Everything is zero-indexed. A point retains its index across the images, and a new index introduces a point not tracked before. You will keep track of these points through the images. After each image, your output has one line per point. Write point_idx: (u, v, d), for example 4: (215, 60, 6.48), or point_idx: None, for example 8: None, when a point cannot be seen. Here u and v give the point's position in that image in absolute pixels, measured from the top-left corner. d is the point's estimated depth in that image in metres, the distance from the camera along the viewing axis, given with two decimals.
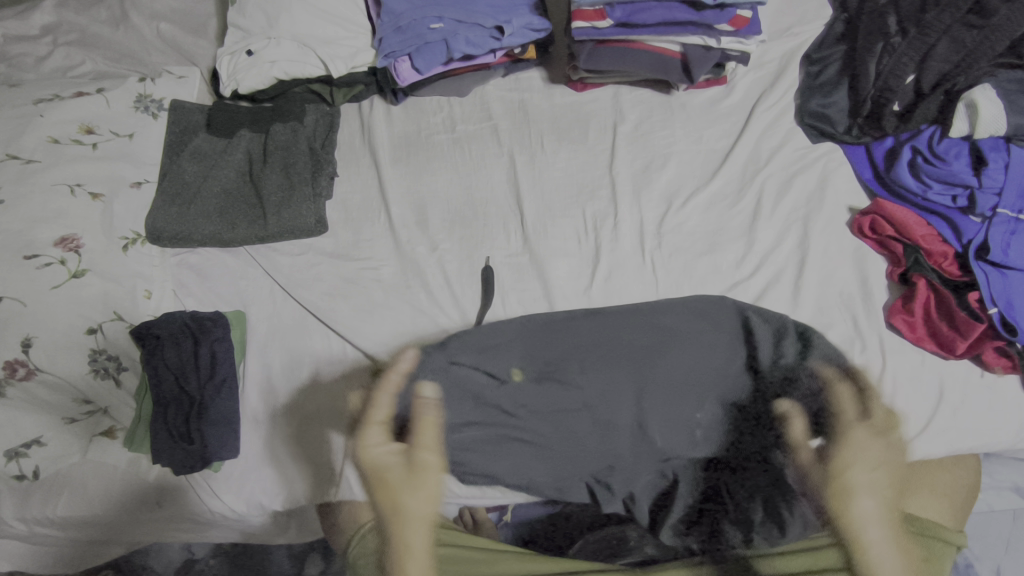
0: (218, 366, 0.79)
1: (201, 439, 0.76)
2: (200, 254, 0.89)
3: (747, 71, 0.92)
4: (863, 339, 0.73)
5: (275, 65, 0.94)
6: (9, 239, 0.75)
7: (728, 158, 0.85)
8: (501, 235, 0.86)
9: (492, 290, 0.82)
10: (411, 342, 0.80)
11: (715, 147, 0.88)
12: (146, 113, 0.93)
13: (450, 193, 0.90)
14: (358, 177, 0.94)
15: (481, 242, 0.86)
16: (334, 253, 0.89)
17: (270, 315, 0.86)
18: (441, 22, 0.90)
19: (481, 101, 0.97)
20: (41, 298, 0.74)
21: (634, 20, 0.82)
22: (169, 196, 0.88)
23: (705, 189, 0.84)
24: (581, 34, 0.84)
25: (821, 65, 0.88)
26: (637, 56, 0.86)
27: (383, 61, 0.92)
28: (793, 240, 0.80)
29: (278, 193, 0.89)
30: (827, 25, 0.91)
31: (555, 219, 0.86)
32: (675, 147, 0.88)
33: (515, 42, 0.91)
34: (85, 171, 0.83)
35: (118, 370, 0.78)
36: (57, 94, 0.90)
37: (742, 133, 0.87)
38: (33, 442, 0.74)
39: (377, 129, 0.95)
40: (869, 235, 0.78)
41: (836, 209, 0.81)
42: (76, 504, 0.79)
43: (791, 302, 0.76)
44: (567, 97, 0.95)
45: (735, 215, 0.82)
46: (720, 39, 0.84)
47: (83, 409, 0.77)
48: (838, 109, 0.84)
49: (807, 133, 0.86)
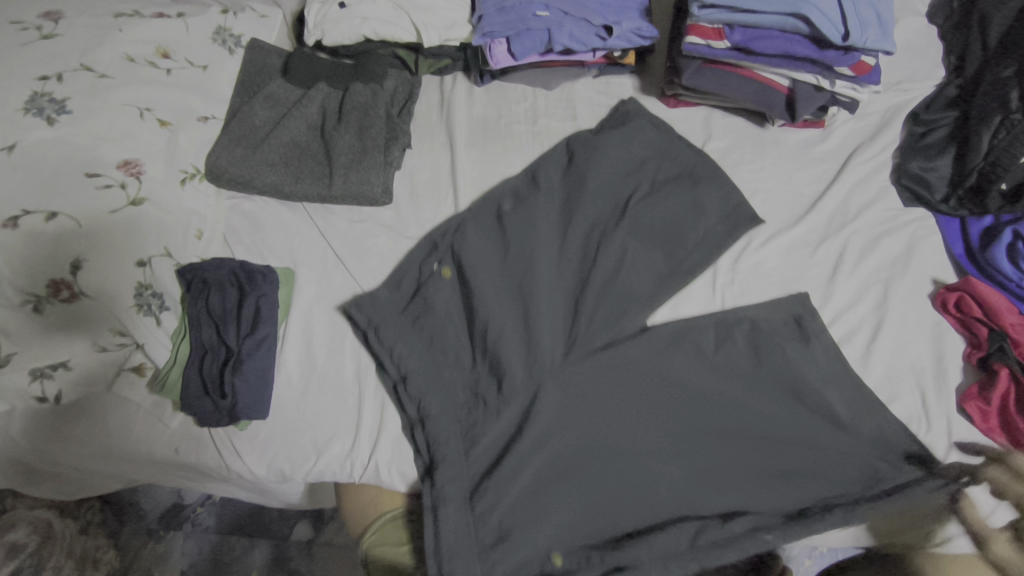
0: (261, 322, 0.76)
1: (233, 394, 0.72)
2: (245, 197, 0.89)
3: (847, 119, 0.89)
4: (930, 419, 0.71)
5: (366, 22, 0.92)
6: (74, 153, 0.73)
7: (843, 270, 0.79)
8: (565, 279, 0.80)
9: (547, 318, 0.77)
10: (440, 390, 0.75)
11: (823, 257, 0.81)
12: (223, 47, 0.92)
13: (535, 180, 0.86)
14: (430, 153, 0.91)
15: (542, 283, 0.78)
16: (394, 226, 0.86)
17: (320, 278, 0.83)
18: (547, 11, 0.86)
19: (567, 98, 0.94)
20: (96, 220, 0.71)
21: (753, 47, 0.77)
22: (235, 137, 0.86)
23: (786, 234, 0.82)
24: (692, 50, 0.79)
25: (928, 127, 0.86)
26: (743, 83, 0.82)
27: (480, 40, 0.87)
28: (870, 303, 0.78)
29: (349, 155, 0.86)
30: (940, 86, 0.88)
31: (640, 254, 0.81)
32: (777, 240, 0.82)
33: (620, 46, 0.87)
34: (156, 96, 0.82)
35: (160, 309, 0.75)
36: (137, 10, 0.89)
37: (863, 253, 0.80)
38: (60, 365, 0.71)
39: (457, 109, 0.93)
40: (952, 311, 0.75)
41: (919, 278, 0.78)
42: (129, 449, 0.76)
43: (859, 367, 0.74)
44: (658, 111, 0.92)
45: (815, 265, 0.80)
46: (835, 81, 0.80)
47: (116, 340, 0.73)
48: (939, 175, 0.83)
49: (902, 194, 0.83)
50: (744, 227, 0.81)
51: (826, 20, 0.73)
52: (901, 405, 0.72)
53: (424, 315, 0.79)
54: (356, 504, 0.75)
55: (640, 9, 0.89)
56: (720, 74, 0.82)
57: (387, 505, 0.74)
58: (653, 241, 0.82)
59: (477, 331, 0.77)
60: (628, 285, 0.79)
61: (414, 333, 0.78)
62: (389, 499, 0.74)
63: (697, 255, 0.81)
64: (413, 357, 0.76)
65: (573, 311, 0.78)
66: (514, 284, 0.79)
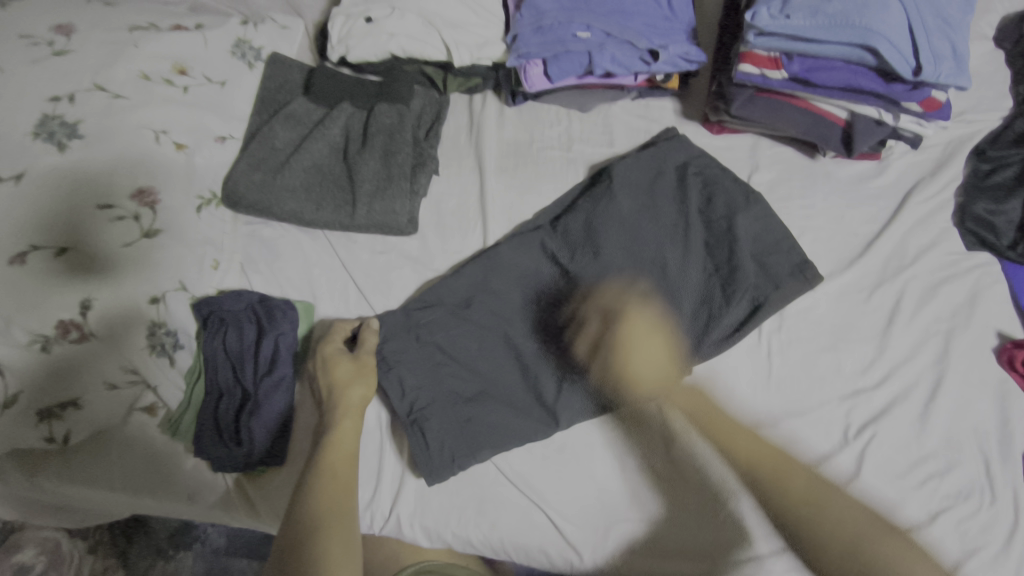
0: (278, 362, 0.72)
1: (250, 440, 0.70)
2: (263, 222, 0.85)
3: (906, 153, 0.83)
4: (994, 489, 0.65)
5: (393, 38, 0.87)
6: (84, 182, 0.68)
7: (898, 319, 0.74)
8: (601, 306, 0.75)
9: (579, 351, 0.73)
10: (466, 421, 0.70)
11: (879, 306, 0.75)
12: (242, 61, 0.88)
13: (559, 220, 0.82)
14: (457, 178, 0.86)
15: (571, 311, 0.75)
16: (419, 258, 0.82)
17: (341, 312, 0.79)
18: (588, 32, 0.81)
19: (604, 122, 0.89)
20: (109, 255, 0.67)
21: (812, 79, 0.72)
22: (254, 160, 0.82)
23: (839, 277, 0.77)
24: (744, 79, 0.74)
25: (995, 165, 0.80)
26: (797, 114, 0.76)
27: (514, 61, 0.82)
28: (929, 357, 0.72)
29: (374, 182, 0.81)
30: (1008, 121, 0.82)
31: (676, 280, 0.75)
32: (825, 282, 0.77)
33: (665, 71, 0.82)
34: (172, 117, 0.78)
35: (174, 347, 0.72)
36: (153, 22, 0.84)
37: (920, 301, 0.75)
38: (69, 405, 0.65)
39: (487, 131, 0.88)
40: (1019, 369, 0.70)
41: (983, 332, 0.73)
42: (138, 490, 0.72)
43: (917, 427, 0.69)
44: (701, 137, 0.87)
45: (869, 313, 0.75)
46: (900, 116, 0.74)
47: (128, 377, 0.68)
48: (1007, 220, 0.77)
49: (964, 238, 0.78)
50: (788, 268, 0.75)
51: (897, 53, 0.67)
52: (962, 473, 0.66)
53: (445, 344, 0.74)
54: (377, 556, 0.71)
55: (687, 31, 0.83)
56: (772, 104, 0.76)
57: (409, 559, 0.70)
58: (694, 280, 0.75)
59: (507, 358, 0.73)
60: (667, 335, 0.72)
61: (434, 365, 0.73)
62: (412, 553, 0.71)
63: (742, 302, 0.74)
64: (435, 389, 0.71)
65: (607, 340, 0.74)
66: (545, 310, 0.76)
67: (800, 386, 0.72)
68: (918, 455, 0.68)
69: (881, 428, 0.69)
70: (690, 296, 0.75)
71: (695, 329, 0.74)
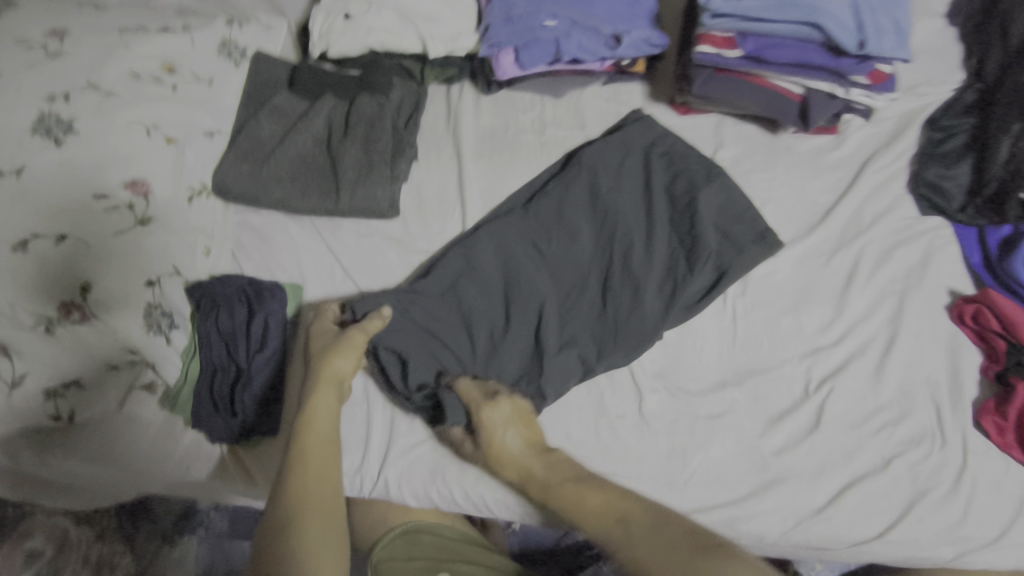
0: (269, 339, 0.77)
1: (243, 412, 0.75)
2: (252, 211, 0.89)
3: (863, 125, 0.87)
4: (943, 435, 0.70)
5: (371, 33, 0.91)
6: (81, 175, 0.72)
7: (856, 281, 0.78)
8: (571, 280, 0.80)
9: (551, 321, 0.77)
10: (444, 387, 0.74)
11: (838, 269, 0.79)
12: (228, 60, 0.92)
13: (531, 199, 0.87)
14: (436, 163, 0.91)
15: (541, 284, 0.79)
16: (402, 240, 0.86)
17: (328, 293, 0.83)
18: (555, 21, 0.85)
19: (575, 106, 0.93)
20: (106, 243, 0.71)
21: (765, 56, 0.76)
22: (242, 153, 0.86)
23: (799, 243, 0.81)
24: (704, 59, 0.78)
25: (946, 133, 0.84)
26: (758, 91, 0.79)
27: (486, 50, 0.86)
28: (884, 315, 0.76)
29: (356, 169, 0.85)
30: (959, 91, 0.86)
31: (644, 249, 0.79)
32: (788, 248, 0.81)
33: (628, 55, 0.86)
34: (163, 113, 0.82)
35: (170, 327, 0.76)
36: (143, 25, 0.88)
37: (876, 264, 0.79)
38: (72, 384, 0.69)
39: (464, 118, 0.92)
40: (968, 323, 0.74)
41: (935, 290, 0.77)
42: (139, 467, 0.76)
43: (873, 379, 0.73)
44: (667, 118, 0.91)
45: (827, 276, 0.79)
46: (851, 89, 0.78)
47: (128, 357, 0.72)
48: (956, 184, 0.81)
49: (917, 203, 0.82)
50: (755, 233, 0.79)
51: (842, 28, 0.72)
52: (914, 422, 0.71)
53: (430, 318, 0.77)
54: (366, 519, 0.76)
55: (649, 17, 0.87)
56: (732, 84, 0.80)
57: (397, 520, 0.75)
58: (661, 254, 0.79)
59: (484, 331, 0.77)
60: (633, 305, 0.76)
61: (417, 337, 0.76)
62: (399, 513, 0.75)
63: (706, 272, 0.77)
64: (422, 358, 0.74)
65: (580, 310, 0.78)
66: (520, 284, 0.79)
67: (764, 346, 0.76)
68: (873, 406, 0.72)
69: (839, 382, 0.73)
70: (657, 268, 0.78)
71: (662, 298, 0.77)
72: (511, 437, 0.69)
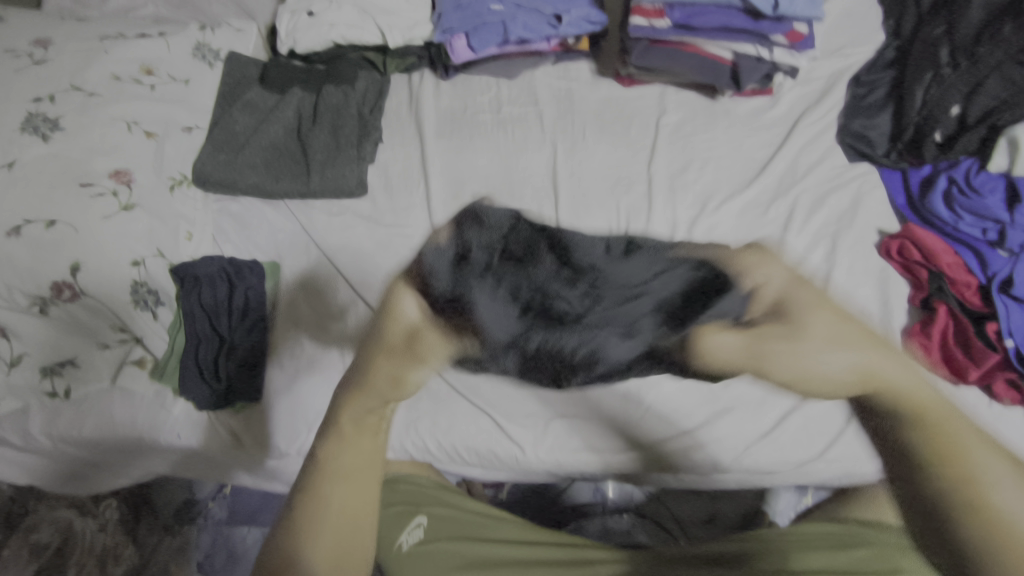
0: (250, 309, 0.83)
1: (226, 379, 0.80)
2: (230, 199, 0.95)
3: (794, 86, 0.94)
4: None
5: (334, 28, 0.98)
6: (67, 166, 0.78)
7: (793, 227, 0.84)
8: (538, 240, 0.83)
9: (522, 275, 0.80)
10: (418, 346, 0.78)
11: (774, 216, 0.85)
12: (203, 61, 0.99)
13: (490, 170, 0.92)
14: (400, 145, 0.97)
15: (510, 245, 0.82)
16: (371, 216, 0.92)
17: (303, 268, 0.89)
18: (501, 5, 0.92)
19: (528, 86, 1.00)
20: (94, 226, 0.76)
21: (692, 23, 0.83)
22: (218, 144, 0.92)
23: (740, 195, 0.86)
24: (637, 31, 0.84)
25: (868, 88, 0.91)
26: (691, 57, 0.86)
27: (440, 36, 0.93)
28: (820, 255, 0.82)
29: (324, 152, 0.92)
30: (879, 50, 0.93)
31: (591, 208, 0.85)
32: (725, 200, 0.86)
33: (571, 33, 0.92)
34: (142, 110, 0.88)
35: (156, 304, 0.82)
36: (121, 33, 0.95)
37: (811, 210, 0.85)
38: (68, 362, 0.77)
39: (426, 101, 0.99)
40: (896, 257, 0.80)
41: (865, 229, 0.83)
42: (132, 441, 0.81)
43: None
44: (613, 90, 0.98)
45: (767, 224, 0.85)
46: (774, 50, 0.85)
47: (117, 335, 0.80)
48: (880, 133, 0.87)
49: (846, 153, 0.89)
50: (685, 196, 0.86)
51: None
52: None
53: None
54: None
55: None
56: (667, 52, 0.86)
57: None
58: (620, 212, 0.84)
59: None
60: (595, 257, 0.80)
61: None
62: None
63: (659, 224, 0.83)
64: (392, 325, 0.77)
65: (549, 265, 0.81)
66: None
67: None
68: None
69: None
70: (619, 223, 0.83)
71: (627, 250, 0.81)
72: (826, 324, 0.42)
